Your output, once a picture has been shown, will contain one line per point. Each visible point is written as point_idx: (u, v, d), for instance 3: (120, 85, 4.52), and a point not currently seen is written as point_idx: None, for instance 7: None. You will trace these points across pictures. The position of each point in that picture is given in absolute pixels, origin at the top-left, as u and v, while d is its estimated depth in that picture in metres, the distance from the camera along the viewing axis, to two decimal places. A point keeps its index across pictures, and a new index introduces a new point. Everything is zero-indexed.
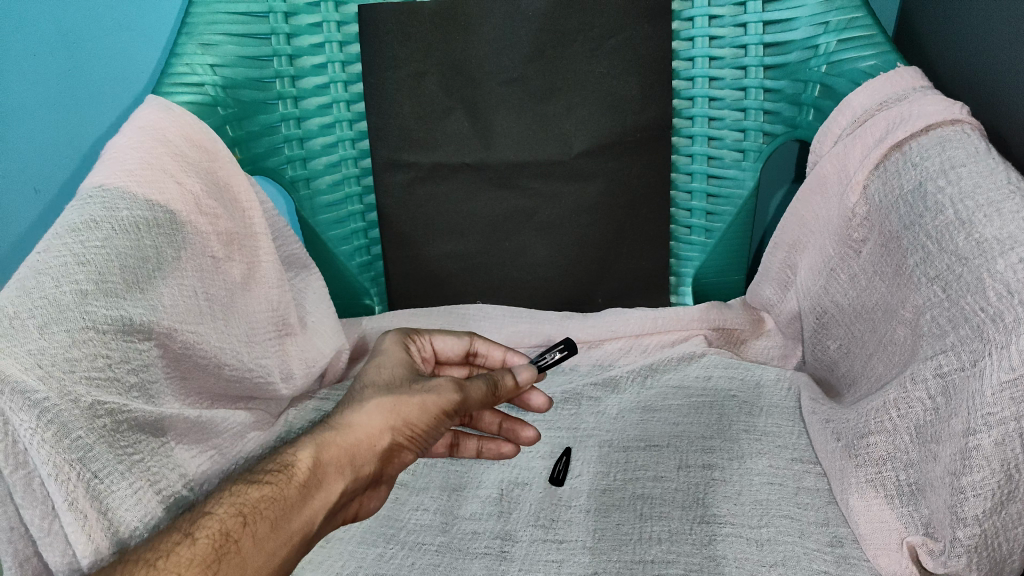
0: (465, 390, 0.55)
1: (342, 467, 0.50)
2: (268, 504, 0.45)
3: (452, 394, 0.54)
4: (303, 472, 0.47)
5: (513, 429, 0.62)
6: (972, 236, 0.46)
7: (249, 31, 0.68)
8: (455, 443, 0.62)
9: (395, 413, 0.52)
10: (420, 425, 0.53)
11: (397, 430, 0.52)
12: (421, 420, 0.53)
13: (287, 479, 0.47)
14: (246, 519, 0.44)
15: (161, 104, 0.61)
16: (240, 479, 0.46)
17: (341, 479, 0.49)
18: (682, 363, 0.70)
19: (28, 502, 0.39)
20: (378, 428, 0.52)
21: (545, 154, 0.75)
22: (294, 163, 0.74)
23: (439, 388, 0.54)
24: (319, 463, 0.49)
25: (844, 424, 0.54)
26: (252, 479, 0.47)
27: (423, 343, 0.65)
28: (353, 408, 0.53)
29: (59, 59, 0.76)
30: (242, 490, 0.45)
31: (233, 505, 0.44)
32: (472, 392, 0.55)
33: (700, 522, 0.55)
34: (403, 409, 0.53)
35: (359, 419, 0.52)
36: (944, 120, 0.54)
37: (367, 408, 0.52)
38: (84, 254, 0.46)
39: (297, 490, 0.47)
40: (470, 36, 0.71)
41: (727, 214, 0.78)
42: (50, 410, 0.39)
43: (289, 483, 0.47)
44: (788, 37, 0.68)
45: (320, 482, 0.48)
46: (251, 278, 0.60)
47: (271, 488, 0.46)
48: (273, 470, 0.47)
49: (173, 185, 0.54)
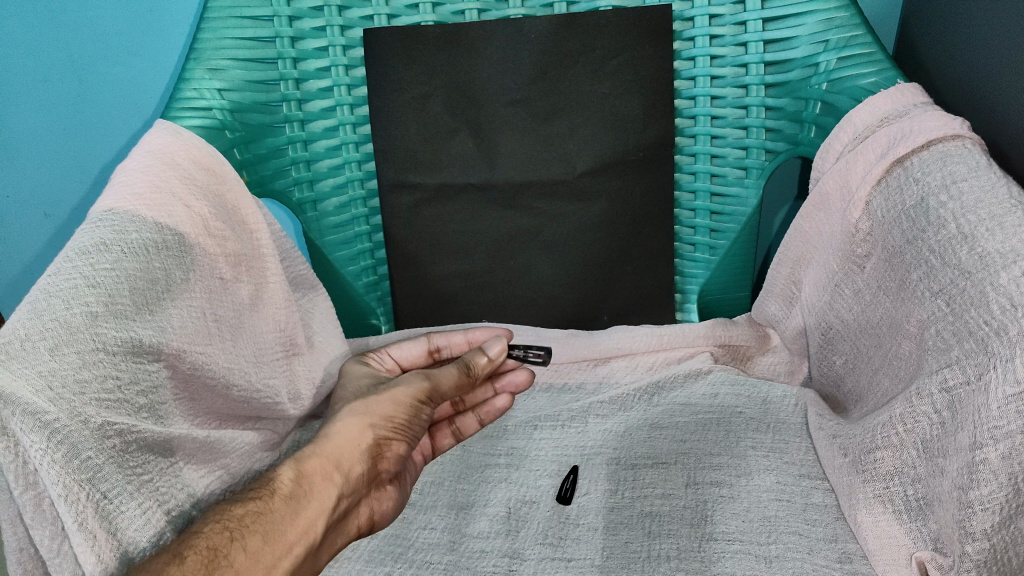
0: (431, 377, 0.62)
1: (329, 473, 0.51)
2: (254, 517, 0.46)
3: (419, 383, 0.61)
4: (288, 484, 0.49)
5: (505, 384, 0.68)
6: (974, 250, 0.46)
7: (255, 56, 0.69)
8: (456, 429, 0.67)
9: (369, 413, 0.57)
10: (398, 417, 0.58)
11: (377, 426, 0.57)
12: (398, 411, 0.58)
13: (272, 493, 0.48)
14: (234, 534, 0.44)
15: (170, 128, 0.62)
16: (225, 500, 0.47)
17: (332, 484, 0.51)
18: (690, 380, 0.69)
19: (38, 522, 0.40)
20: (357, 431, 0.55)
21: (549, 174, 0.76)
22: (301, 185, 0.75)
23: (407, 382, 0.60)
24: (302, 473, 0.50)
25: (851, 439, 0.54)
26: (237, 498, 0.47)
27: (383, 356, 0.69)
28: (329, 425, 0.56)
29: (68, 84, 0.77)
30: (226, 509, 0.46)
31: (219, 522, 0.45)
32: (440, 378, 0.62)
33: (706, 540, 0.55)
34: (377, 408, 0.58)
35: (335, 430, 0.55)
36: (945, 135, 0.54)
37: (341, 419, 0.56)
38: (94, 276, 0.46)
39: (283, 501, 0.48)
40: (474, 58, 0.72)
41: (730, 230, 0.78)
42: (60, 431, 0.39)
43: (274, 496, 0.48)
44: (788, 56, 0.69)
45: (308, 491, 0.49)
46: (260, 299, 0.61)
47: (257, 502, 0.47)
48: (258, 488, 0.48)
49: (181, 209, 0.55)
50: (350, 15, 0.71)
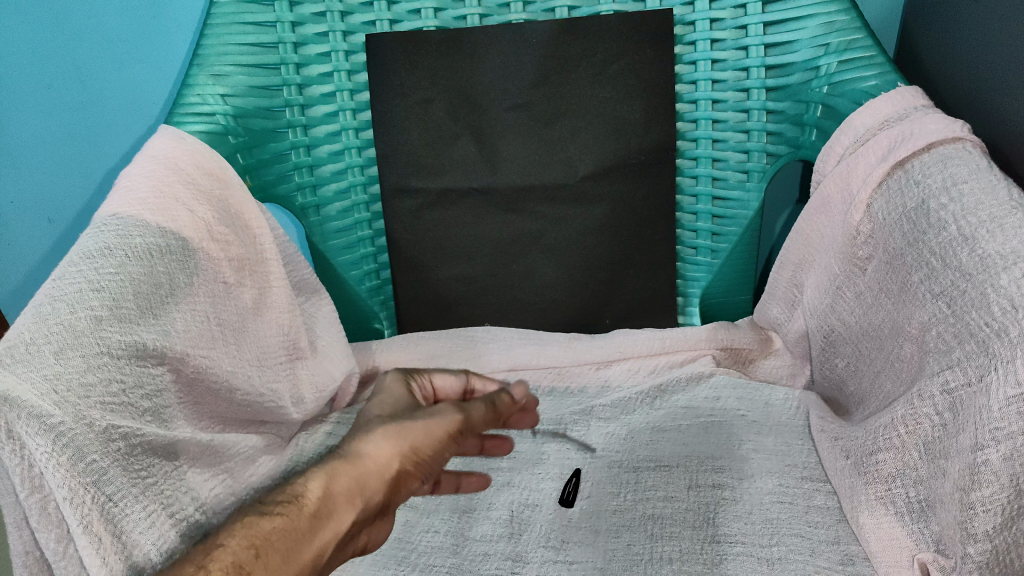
0: (465, 411, 0.57)
1: (353, 497, 0.48)
2: (279, 535, 0.43)
3: (455, 417, 0.56)
4: (315, 502, 0.46)
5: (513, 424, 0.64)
6: (975, 252, 0.46)
7: (258, 62, 0.69)
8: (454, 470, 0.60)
9: (404, 438, 0.53)
10: (429, 450, 0.54)
11: (407, 455, 0.52)
12: (430, 445, 0.54)
13: (298, 509, 0.45)
14: (258, 551, 0.42)
15: (174, 133, 0.62)
16: (251, 511, 0.44)
17: (352, 508, 0.48)
18: (692, 383, 0.69)
19: (45, 525, 0.40)
20: (387, 456, 0.51)
21: (552, 178, 0.76)
22: (304, 190, 0.76)
23: (443, 412, 0.56)
24: (329, 493, 0.47)
25: (853, 441, 0.54)
26: (263, 509, 0.45)
27: (424, 381, 0.64)
28: (359, 440, 0.52)
29: (72, 90, 0.78)
30: (254, 523, 0.43)
31: (245, 537, 0.42)
32: (473, 412, 0.58)
33: (709, 542, 0.55)
34: (412, 435, 0.53)
35: (368, 449, 0.51)
36: (947, 138, 0.55)
37: (374, 438, 0.52)
38: (99, 280, 0.47)
39: (308, 520, 0.45)
40: (475, 63, 0.72)
41: (732, 234, 0.79)
42: (66, 434, 0.40)
43: (300, 514, 0.45)
44: (788, 59, 0.69)
45: (331, 513, 0.46)
46: (263, 303, 0.61)
47: (282, 522, 0.44)
48: (283, 501, 0.45)
49: (185, 214, 0.55)
50: (352, 21, 0.71)
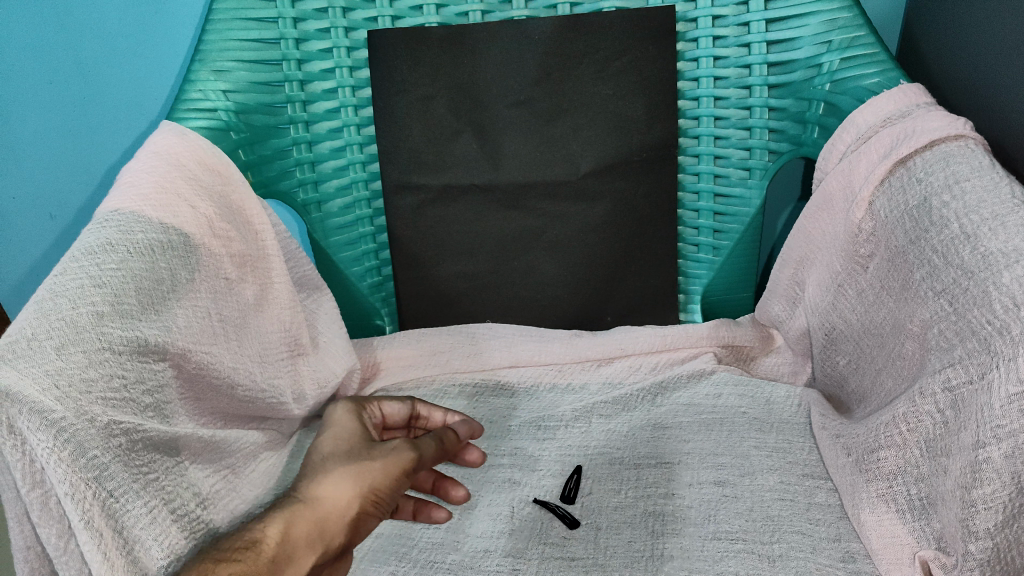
0: (418, 448, 0.56)
1: (311, 540, 0.48)
2: None
3: (411, 453, 0.55)
4: (273, 546, 0.46)
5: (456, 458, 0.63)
6: (977, 250, 0.46)
7: (261, 57, 0.70)
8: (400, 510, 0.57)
9: (361, 479, 0.53)
10: (387, 491, 0.53)
11: (365, 497, 0.52)
12: (388, 485, 0.53)
13: (256, 554, 0.45)
14: None
15: (175, 129, 0.62)
16: (208, 558, 0.43)
17: (311, 552, 0.48)
18: (693, 381, 0.69)
19: (46, 521, 0.40)
20: (344, 497, 0.51)
21: (553, 175, 0.76)
22: (306, 186, 0.76)
23: (399, 449, 0.55)
24: (287, 536, 0.47)
25: (855, 439, 0.55)
26: (219, 556, 0.43)
27: (373, 410, 0.64)
28: (317, 480, 0.52)
29: (72, 87, 0.78)
30: (210, 569, 0.42)
31: None
32: (425, 450, 0.56)
33: (710, 539, 0.55)
34: (370, 474, 0.53)
35: (324, 491, 0.51)
36: (949, 135, 0.55)
37: (330, 478, 0.52)
38: (101, 276, 0.47)
39: (267, 566, 0.44)
40: (478, 60, 0.72)
41: (734, 231, 0.79)
42: (68, 429, 0.39)
43: (258, 560, 0.44)
44: (791, 56, 0.70)
45: (289, 556, 0.46)
46: (265, 299, 0.61)
47: (241, 567, 0.43)
48: (240, 546, 0.45)
49: (186, 210, 0.55)
50: (354, 17, 0.71)
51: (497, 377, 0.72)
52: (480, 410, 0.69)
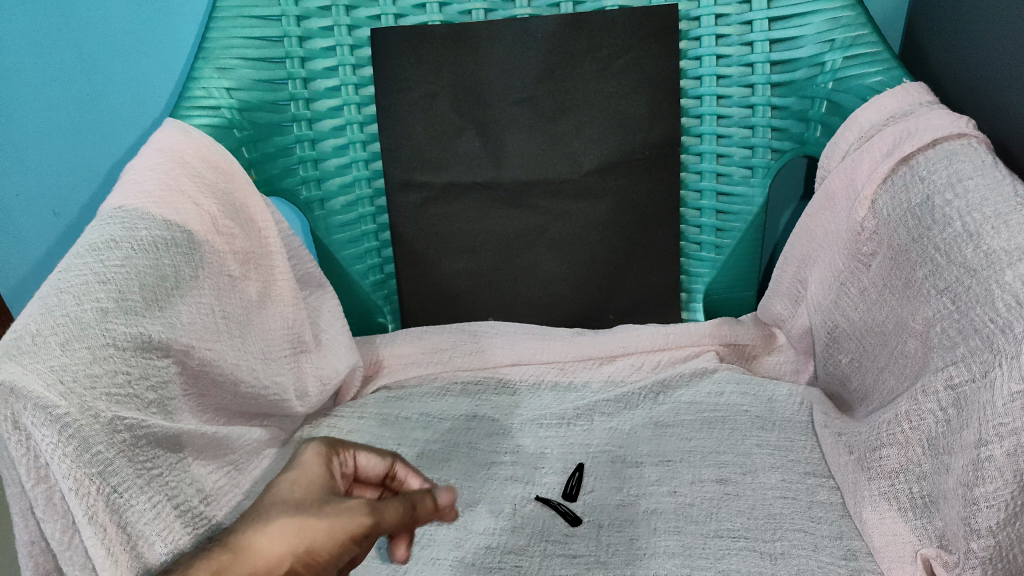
0: (377, 513, 0.44)
1: None
2: None
3: (369, 517, 0.44)
4: None
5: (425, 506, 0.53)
6: (980, 248, 0.46)
7: (264, 55, 0.70)
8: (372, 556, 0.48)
9: (302, 537, 0.42)
10: (327, 558, 0.42)
11: (302, 558, 0.41)
12: (335, 550, 0.42)
13: None
14: None
15: (179, 126, 0.62)
16: None
17: None
18: (695, 379, 0.69)
19: (50, 515, 0.40)
20: (279, 556, 0.41)
21: (556, 173, 0.76)
22: (309, 183, 0.76)
23: (355, 509, 0.44)
24: None
25: (857, 437, 0.55)
26: None
27: (346, 457, 0.51)
28: (253, 528, 0.42)
29: (77, 84, 0.78)
30: None
31: None
32: (385, 517, 0.44)
33: (712, 537, 0.55)
34: (313, 533, 0.42)
35: (260, 542, 0.41)
36: (952, 134, 0.55)
37: (271, 527, 0.42)
38: (105, 272, 0.47)
39: None
40: (480, 58, 0.72)
41: (736, 229, 0.79)
42: (72, 425, 0.40)
43: None
44: (794, 55, 0.70)
45: None
46: (267, 296, 0.61)
47: None
48: None
49: (190, 206, 0.55)
50: (357, 16, 0.71)
51: (499, 375, 0.72)
52: (482, 407, 0.69)
